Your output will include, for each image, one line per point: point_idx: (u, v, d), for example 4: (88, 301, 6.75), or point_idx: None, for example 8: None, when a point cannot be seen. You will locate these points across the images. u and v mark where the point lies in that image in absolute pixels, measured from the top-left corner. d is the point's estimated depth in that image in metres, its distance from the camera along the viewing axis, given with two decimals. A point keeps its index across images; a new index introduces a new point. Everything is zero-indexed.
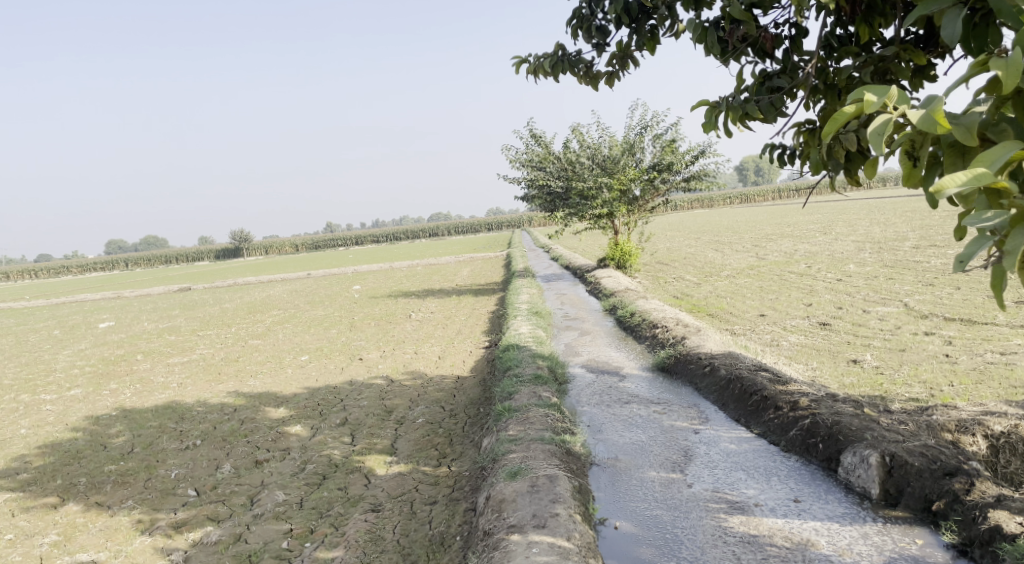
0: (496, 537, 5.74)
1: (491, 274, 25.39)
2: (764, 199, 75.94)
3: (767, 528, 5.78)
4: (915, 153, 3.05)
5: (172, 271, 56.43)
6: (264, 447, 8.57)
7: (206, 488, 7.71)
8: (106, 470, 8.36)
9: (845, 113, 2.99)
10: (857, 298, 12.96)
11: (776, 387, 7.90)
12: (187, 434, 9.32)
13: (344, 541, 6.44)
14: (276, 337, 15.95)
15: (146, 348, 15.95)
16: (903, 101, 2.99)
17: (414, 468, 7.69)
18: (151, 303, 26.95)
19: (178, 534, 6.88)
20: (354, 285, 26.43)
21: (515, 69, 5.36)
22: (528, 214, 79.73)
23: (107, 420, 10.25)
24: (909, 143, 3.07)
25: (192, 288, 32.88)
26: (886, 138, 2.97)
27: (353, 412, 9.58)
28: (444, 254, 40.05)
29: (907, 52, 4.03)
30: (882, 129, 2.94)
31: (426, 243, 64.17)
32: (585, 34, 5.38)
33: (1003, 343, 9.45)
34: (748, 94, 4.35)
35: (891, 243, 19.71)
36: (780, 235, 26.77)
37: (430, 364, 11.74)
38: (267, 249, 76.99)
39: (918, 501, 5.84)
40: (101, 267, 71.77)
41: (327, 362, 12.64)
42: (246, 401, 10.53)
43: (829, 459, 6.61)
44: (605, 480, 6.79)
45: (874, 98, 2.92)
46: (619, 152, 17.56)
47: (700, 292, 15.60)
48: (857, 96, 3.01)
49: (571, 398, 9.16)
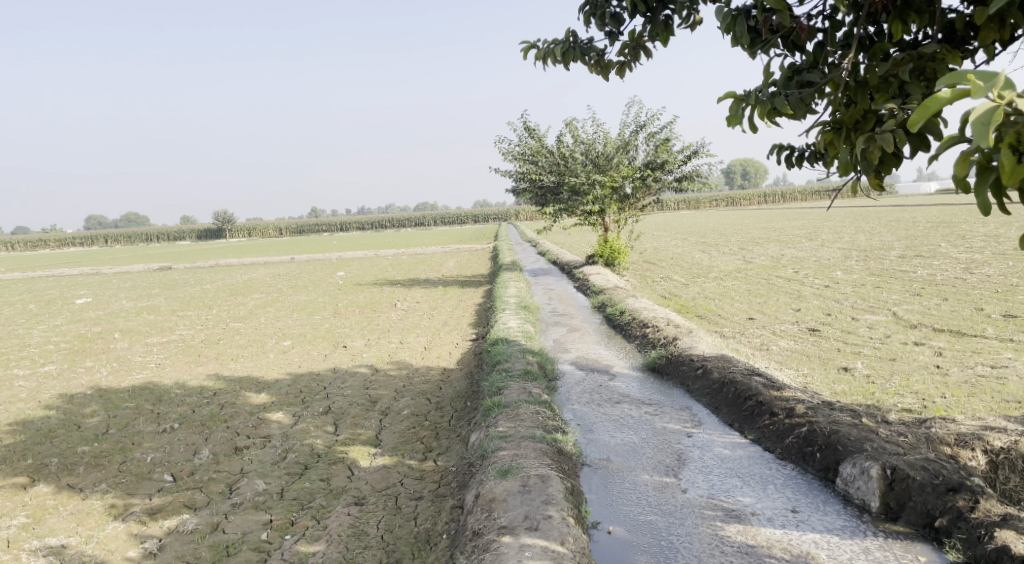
0: (486, 538, 5.54)
1: (476, 266, 25.14)
2: (750, 203, 76.21)
3: (765, 538, 5.63)
4: (1020, 148, 2.91)
5: (153, 249, 55.60)
6: (244, 434, 8.32)
7: (183, 474, 7.44)
8: (79, 452, 8.06)
9: (940, 100, 2.94)
10: (845, 305, 12.87)
11: (771, 392, 7.74)
12: (164, 417, 9.03)
13: (326, 535, 6.21)
14: (258, 321, 15.64)
15: (124, 327, 15.58)
16: (1010, 89, 2.87)
17: (399, 461, 7.46)
18: (131, 282, 26.43)
19: (153, 521, 6.62)
20: (339, 271, 26.07)
21: (524, 54, 5.12)
22: (515, 206, 79.58)
23: (82, 400, 9.93)
24: (1014, 138, 2.93)
25: (173, 268, 32.35)
26: (992, 127, 2.82)
27: (337, 400, 9.35)
28: (429, 245, 39.69)
29: (947, 51, 3.88)
30: (988, 118, 2.82)
31: (410, 233, 63.71)
32: (598, 21, 5.14)
33: (993, 356, 9.37)
34: (775, 88, 4.17)
35: (877, 252, 19.70)
36: (767, 240, 26.77)
37: (415, 355, 11.50)
38: (251, 232, 76.24)
39: (920, 517, 5.71)
40: (81, 242, 70.90)
41: (310, 349, 12.37)
42: (226, 385, 10.24)
43: (827, 469, 6.47)
44: (597, 482, 6.60)
45: (980, 85, 2.81)
46: (612, 149, 17.33)
47: (688, 293, 15.47)
48: (957, 83, 2.92)
49: (561, 396, 8.95)
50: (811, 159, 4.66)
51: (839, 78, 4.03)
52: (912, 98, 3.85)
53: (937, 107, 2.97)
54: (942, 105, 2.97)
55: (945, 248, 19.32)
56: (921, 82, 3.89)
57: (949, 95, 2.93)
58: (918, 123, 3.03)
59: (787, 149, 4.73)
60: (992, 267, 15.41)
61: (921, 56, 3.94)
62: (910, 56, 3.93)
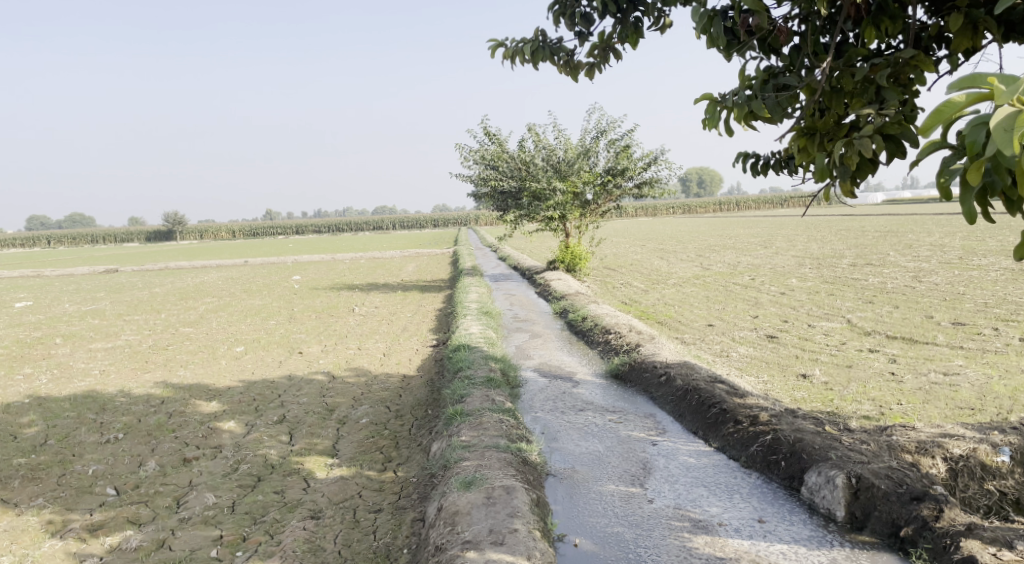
0: (449, 553, 5.33)
1: (436, 271, 24.83)
2: (705, 210, 77.15)
3: (732, 550, 5.54)
4: None
5: (101, 252, 53.98)
6: (194, 445, 7.96)
7: (127, 487, 7.08)
8: (14, 464, 7.63)
9: (955, 105, 2.84)
10: (801, 312, 12.98)
11: (734, 400, 7.69)
12: (107, 427, 8.62)
13: (280, 551, 5.92)
14: (209, 326, 15.17)
15: (67, 332, 14.93)
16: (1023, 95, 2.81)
17: (357, 473, 7.21)
18: (75, 284, 25.48)
19: (93, 538, 6.25)
20: (294, 275, 25.57)
21: (491, 52, 4.91)
22: (474, 211, 79.53)
23: (19, 409, 9.44)
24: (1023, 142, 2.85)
25: (120, 270, 31.35)
26: (1017, 134, 2.73)
27: (292, 408, 9.04)
28: (386, 249, 39.14)
29: (920, 58, 3.78)
30: (1010, 124, 2.72)
31: (367, 236, 62.96)
32: (567, 21, 4.94)
33: (945, 363, 9.49)
34: (751, 90, 4.08)
35: (829, 260, 20.00)
36: (723, 247, 27.01)
37: (374, 362, 11.23)
38: (204, 234, 74.71)
39: (885, 526, 5.68)
40: (22, 242, 68.28)
41: (265, 355, 12.00)
42: (175, 393, 9.84)
43: (792, 477, 6.42)
44: (562, 493, 6.45)
45: (1005, 88, 2.71)
46: (573, 156, 17.20)
47: (648, 299, 15.46)
48: (979, 88, 2.82)
49: (524, 403, 8.79)
50: (776, 167, 4.58)
51: (814, 82, 3.95)
52: (889, 104, 3.75)
53: (951, 112, 2.87)
54: (958, 109, 2.85)
55: (893, 256, 19.72)
56: (897, 88, 3.78)
57: (963, 100, 2.84)
58: (932, 128, 2.89)
59: (753, 156, 4.62)
60: (939, 276, 15.73)
61: (896, 61, 3.83)
62: (886, 61, 3.83)
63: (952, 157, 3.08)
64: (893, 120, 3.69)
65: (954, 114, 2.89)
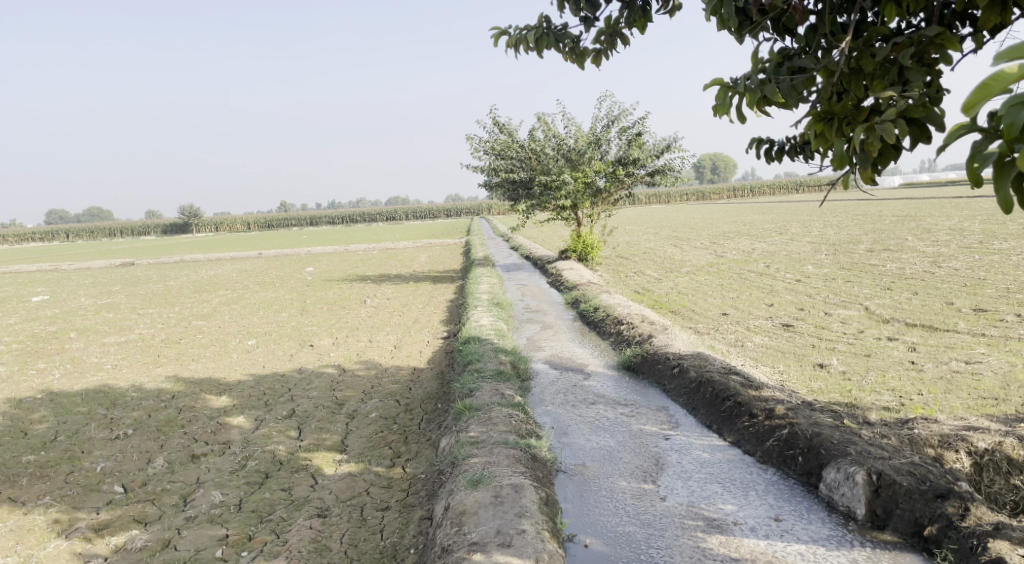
0: (456, 555, 5.20)
1: (449, 261, 24.68)
2: (721, 197, 76.30)
3: (748, 550, 5.38)
4: None
5: (118, 243, 54.18)
6: (202, 441, 7.89)
7: (134, 485, 7.01)
8: (22, 461, 7.59)
9: (1005, 77, 2.64)
10: (818, 300, 12.72)
11: (749, 392, 7.49)
12: (117, 423, 8.56)
13: (286, 552, 5.82)
14: (222, 319, 15.13)
15: (81, 326, 14.92)
16: None
17: (365, 469, 7.11)
18: (91, 278, 25.55)
19: (98, 538, 6.18)
20: (307, 266, 25.56)
21: (494, 41, 4.72)
22: (488, 200, 79.16)
23: (31, 405, 9.41)
24: None
25: (137, 263, 31.42)
26: None
27: (302, 403, 8.94)
28: (400, 239, 38.99)
29: (945, 36, 3.56)
30: None
31: (380, 227, 62.86)
32: (572, 6, 4.75)
33: (966, 351, 9.23)
34: (764, 74, 3.88)
35: (845, 246, 19.65)
36: (738, 233, 26.64)
37: (384, 354, 11.13)
38: (219, 226, 74.96)
39: (908, 525, 5.50)
40: (42, 236, 68.78)
41: (276, 348, 11.92)
42: (185, 387, 9.79)
43: (809, 474, 6.24)
44: (572, 490, 6.30)
45: None
46: (584, 144, 16.89)
47: (661, 288, 15.22)
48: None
49: (534, 397, 8.64)
50: (791, 153, 4.38)
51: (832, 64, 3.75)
52: (912, 85, 3.55)
53: (1000, 84, 2.66)
54: (1006, 83, 2.65)
55: (912, 241, 19.32)
56: (921, 68, 3.57)
57: (1013, 72, 2.63)
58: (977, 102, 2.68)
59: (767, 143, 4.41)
60: (959, 261, 15.34)
61: (919, 40, 3.61)
62: (909, 40, 3.62)
63: (983, 141, 2.89)
64: (916, 102, 3.49)
65: (1001, 89, 2.68)
